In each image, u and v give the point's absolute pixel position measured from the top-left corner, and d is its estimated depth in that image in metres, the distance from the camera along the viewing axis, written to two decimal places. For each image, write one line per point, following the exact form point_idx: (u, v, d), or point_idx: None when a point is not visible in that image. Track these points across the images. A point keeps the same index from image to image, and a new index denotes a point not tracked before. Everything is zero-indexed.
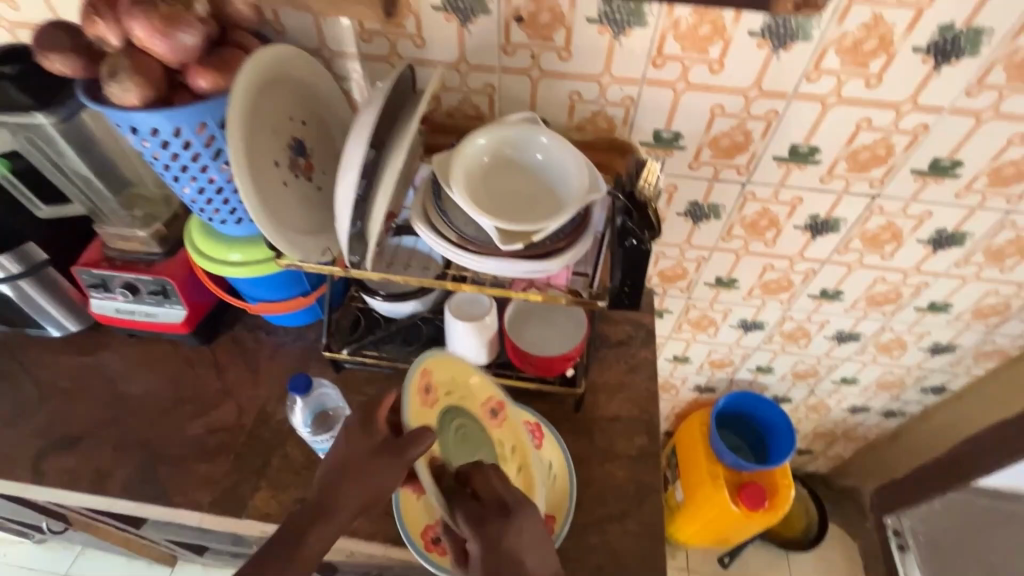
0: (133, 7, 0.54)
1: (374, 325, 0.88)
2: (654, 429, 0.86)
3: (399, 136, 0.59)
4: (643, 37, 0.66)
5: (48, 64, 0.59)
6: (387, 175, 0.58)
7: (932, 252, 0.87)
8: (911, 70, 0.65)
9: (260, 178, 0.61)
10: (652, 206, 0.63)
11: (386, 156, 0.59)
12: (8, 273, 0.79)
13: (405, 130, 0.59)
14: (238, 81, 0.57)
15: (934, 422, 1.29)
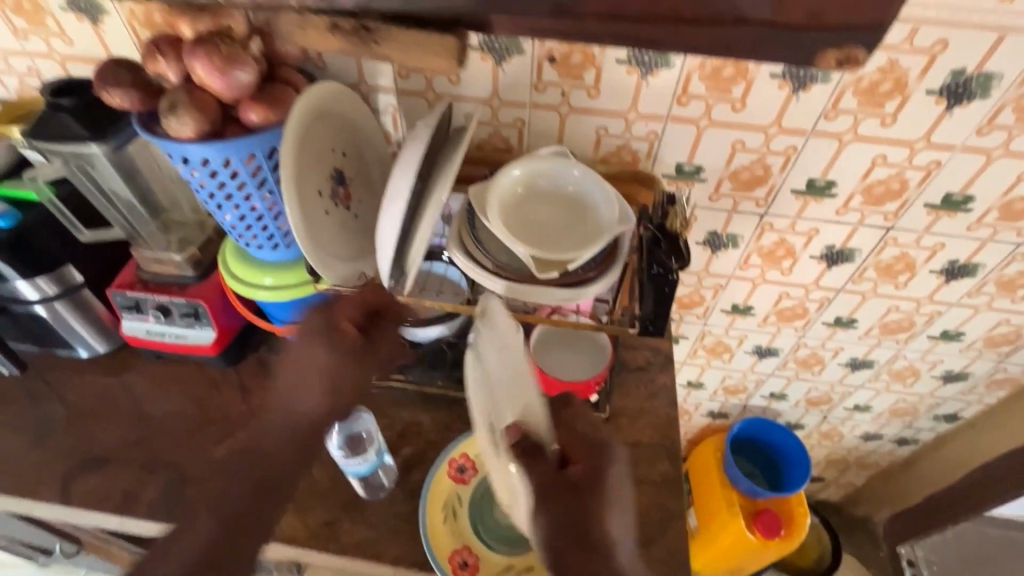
0: (195, 47, 0.57)
1: (400, 349, 0.89)
2: (676, 454, 0.86)
3: (440, 170, 0.61)
4: (670, 77, 0.69)
5: (108, 98, 0.62)
6: (430, 208, 0.61)
7: (945, 282, 0.90)
8: (924, 110, 0.68)
9: (306, 209, 0.64)
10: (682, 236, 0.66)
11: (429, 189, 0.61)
12: (44, 294, 0.81)
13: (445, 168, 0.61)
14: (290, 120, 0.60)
15: (947, 450, 1.30)
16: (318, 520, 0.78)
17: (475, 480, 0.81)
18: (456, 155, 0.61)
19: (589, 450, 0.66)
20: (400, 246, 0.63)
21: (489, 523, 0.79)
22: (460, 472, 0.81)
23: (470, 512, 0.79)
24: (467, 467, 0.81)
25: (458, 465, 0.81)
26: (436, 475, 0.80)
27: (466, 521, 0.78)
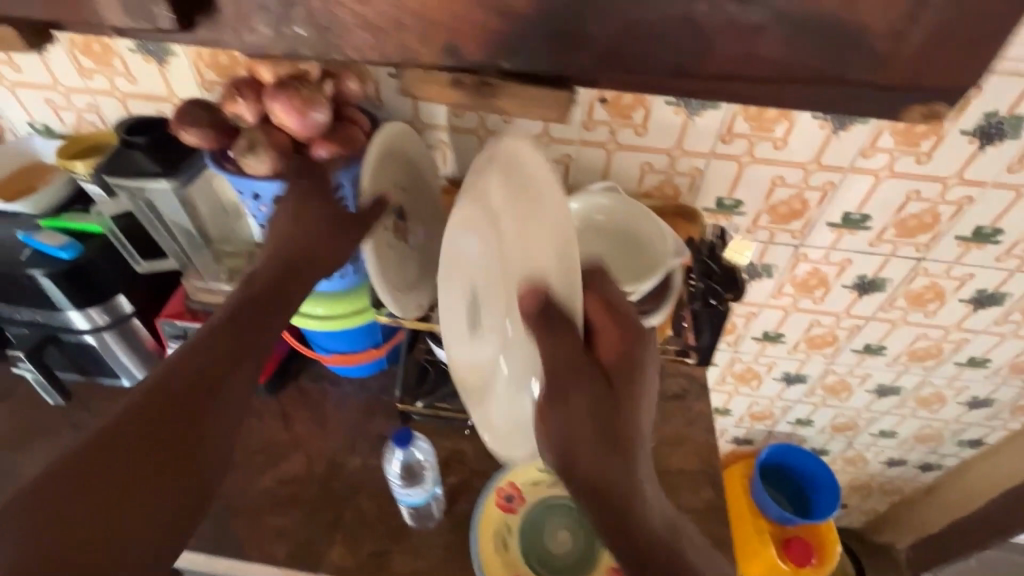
0: (276, 91, 0.60)
1: (443, 377, 0.89)
2: (718, 481, 0.87)
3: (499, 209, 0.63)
4: (715, 117, 0.73)
5: (183, 137, 0.65)
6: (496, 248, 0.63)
7: (973, 310, 0.92)
8: (957, 149, 0.72)
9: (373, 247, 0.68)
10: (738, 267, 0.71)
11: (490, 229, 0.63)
12: (95, 325, 0.83)
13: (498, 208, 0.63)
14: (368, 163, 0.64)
15: (971, 476, 1.31)
16: (367, 550, 0.78)
17: (523, 509, 0.80)
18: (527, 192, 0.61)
19: (624, 335, 0.54)
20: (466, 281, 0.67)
21: (541, 554, 0.78)
22: (508, 501, 0.80)
23: (520, 542, 0.78)
24: (515, 495, 0.81)
25: (506, 494, 0.81)
26: (485, 505, 0.79)
27: (518, 551, 0.77)
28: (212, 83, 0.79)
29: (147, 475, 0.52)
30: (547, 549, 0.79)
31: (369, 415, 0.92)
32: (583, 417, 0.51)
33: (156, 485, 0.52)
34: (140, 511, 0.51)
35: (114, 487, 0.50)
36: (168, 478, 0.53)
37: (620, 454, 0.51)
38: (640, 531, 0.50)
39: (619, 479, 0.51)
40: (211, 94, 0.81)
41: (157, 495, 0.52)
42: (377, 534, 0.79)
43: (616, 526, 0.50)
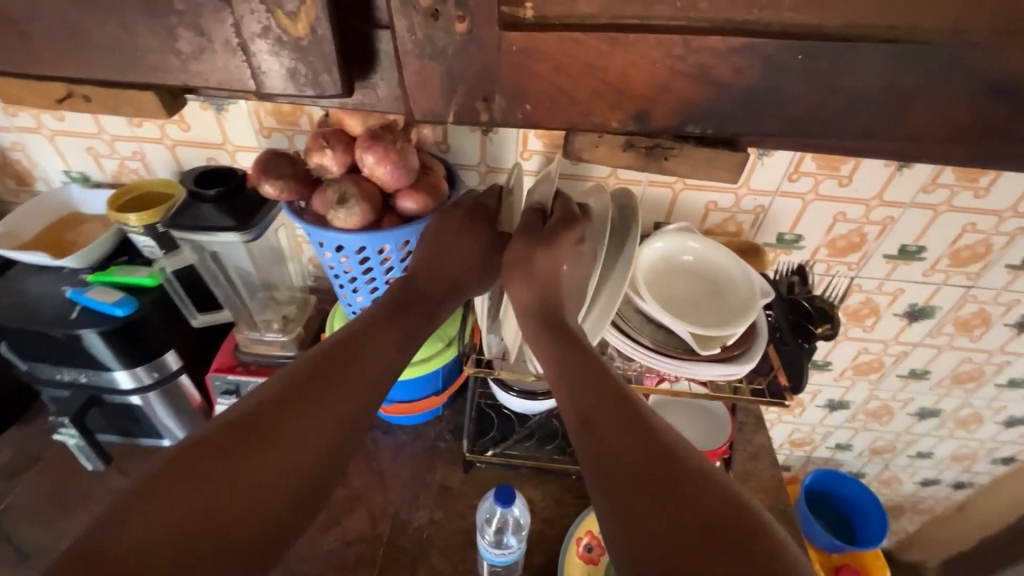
0: (370, 142, 0.58)
1: (508, 423, 0.87)
2: (791, 518, 0.86)
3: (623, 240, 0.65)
4: (783, 157, 0.74)
5: (261, 188, 0.62)
6: (620, 263, 0.64)
7: (1016, 334, 0.95)
8: (1015, 184, 0.75)
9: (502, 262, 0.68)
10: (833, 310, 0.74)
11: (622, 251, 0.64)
12: (140, 385, 0.78)
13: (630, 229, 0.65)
14: None
15: (1003, 493, 1.33)
16: None
17: (606, 558, 0.77)
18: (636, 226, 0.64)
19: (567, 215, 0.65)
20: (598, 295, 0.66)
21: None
22: (589, 551, 0.78)
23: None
24: (595, 544, 0.78)
25: (586, 544, 0.78)
26: (567, 558, 0.77)
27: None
28: (272, 130, 0.77)
29: (241, 459, 0.49)
30: None
31: (428, 464, 0.88)
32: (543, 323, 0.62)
33: (241, 467, 0.49)
34: (237, 516, 0.46)
35: (220, 486, 0.47)
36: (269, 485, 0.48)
37: (583, 357, 0.58)
38: (617, 438, 0.51)
39: (591, 387, 0.55)
40: (270, 141, 0.78)
41: (257, 507, 0.47)
42: None
43: (586, 425, 0.53)
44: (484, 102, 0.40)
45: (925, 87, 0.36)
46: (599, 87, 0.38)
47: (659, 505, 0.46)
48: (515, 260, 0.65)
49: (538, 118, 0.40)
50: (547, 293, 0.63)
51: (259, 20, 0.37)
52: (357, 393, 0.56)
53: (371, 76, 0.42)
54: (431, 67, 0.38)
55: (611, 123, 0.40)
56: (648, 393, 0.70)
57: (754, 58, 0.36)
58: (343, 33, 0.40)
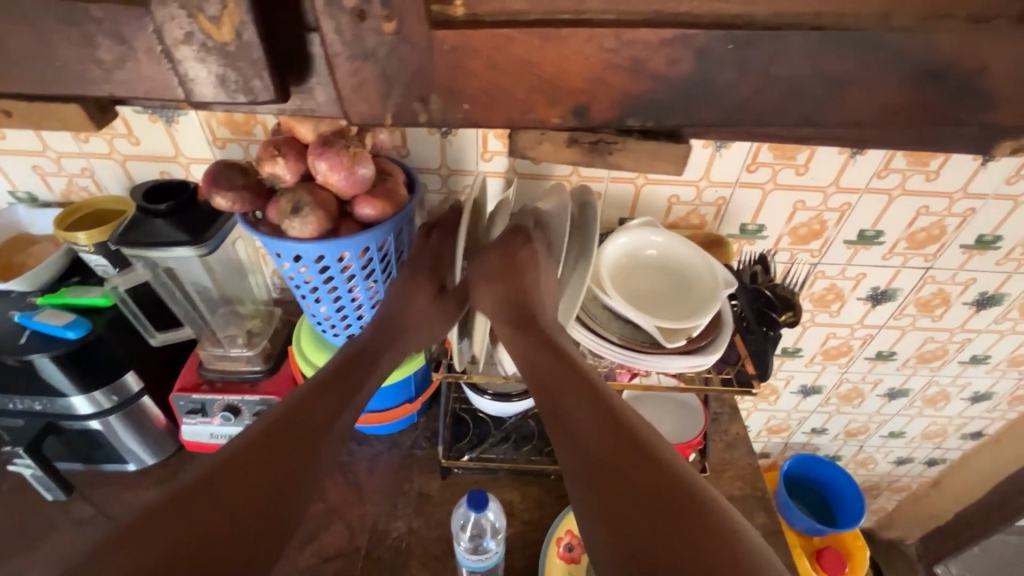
0: (323, 149, 0.57)
1: (483, 426, 0.87)
2: (769, 505, 0.87)
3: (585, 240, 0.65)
4: (741, 149, 0.75)
5: (214, 200, 0.60)
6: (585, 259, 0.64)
7: (975, 312, 0.98)
8: (963, 167, 0.77)
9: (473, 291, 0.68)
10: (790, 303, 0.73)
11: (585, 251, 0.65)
12: (99, 409, 0.75)
13: (587, 223, 0.66)
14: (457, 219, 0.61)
15: (975, 467, 1.36)
16: None
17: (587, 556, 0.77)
18: (592, 217, 0.65)
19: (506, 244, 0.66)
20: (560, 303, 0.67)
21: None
22: (569, 551, 0.77)
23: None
24: (575, 544, 0.78)
25: (567, 544, 0.78)
26: (547, 559, 0.76)
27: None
28: (226, 140, 0.75)
29: (219, 483, 0.51)
30: None
31: (405, 473, 0.87)
32: (517, 323, 0.62)
33: (219, 489, 0.51)
34: (241, 533, 0.49)
35: (222, 503, 0.50)
36: (264, 497, 0.51)
37: (554, 354, 0.58)
38: (589, 434, 0.52)
39: (567, 386, 0.56)
40: (224, 152, 0.77)
41: (258, 516, 0.50)
42: None
43: (562, 426, 0.54)
44: (421, 102, 0.39)
45: (858, 73, 0.36)
46: (537, 83, 0.38)
47: (630, 498, 0.47)
48: (480, 276, 0.67)
49: (481, 115, 0.39)
50: (516, 296, 0.63)
51: (181, 26, 0.36)
52: (331, 415, 0.58)
53: (308, 81, 0.42)
54: (363, 68, 0.37)
55: (550, 120, 0.40)
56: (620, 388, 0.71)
57: (688, 49, 0.36)
58: (275, 36, 0.39)
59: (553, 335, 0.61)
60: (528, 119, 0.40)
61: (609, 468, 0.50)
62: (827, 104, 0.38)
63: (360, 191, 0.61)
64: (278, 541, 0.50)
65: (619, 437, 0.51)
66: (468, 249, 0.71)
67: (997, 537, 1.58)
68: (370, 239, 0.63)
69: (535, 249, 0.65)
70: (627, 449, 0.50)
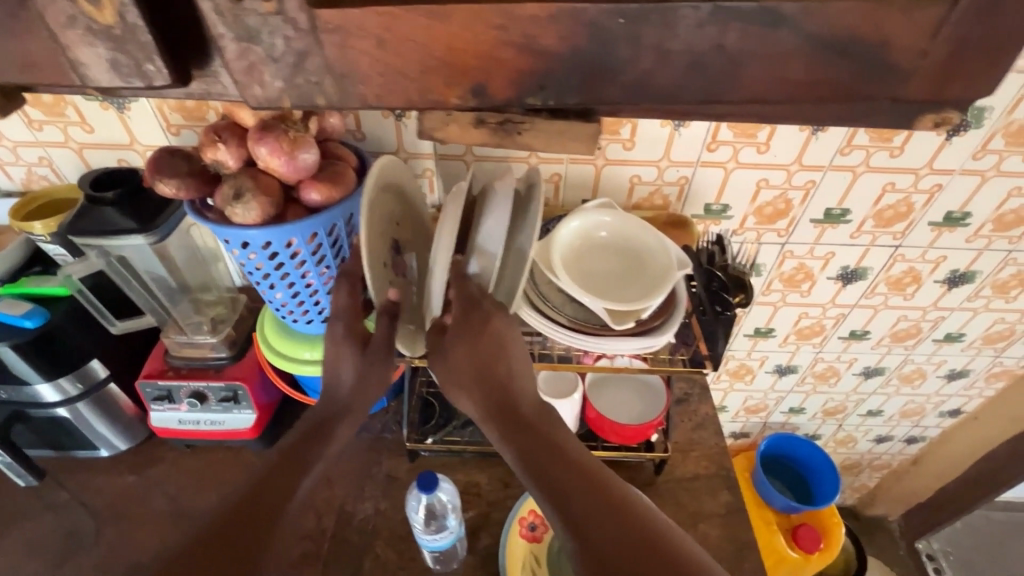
0: (261, 133, 0.57)
1: (449, 409, 0.88)
2: (734, 484, 0.87)
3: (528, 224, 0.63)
4: (699, 128, 0.74)
5: (159, 187, 0.60)
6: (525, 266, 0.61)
7: (947, 290, 0.97)
8: (927, 142, 0.75)
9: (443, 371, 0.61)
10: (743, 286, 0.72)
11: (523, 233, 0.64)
12: (66, 396, 0.76)
13: (532, 220, 0.63)
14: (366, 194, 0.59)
15: (954, 444, 1.37)
16: None
17: (549, 535, 0.78)
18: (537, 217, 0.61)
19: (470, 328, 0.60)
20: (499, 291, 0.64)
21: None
22: (531, 530, 0.78)
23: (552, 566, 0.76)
24: (538, 522, 0.79)
25: (529, 522, 0.79)
26: (509, 538, 0.77)
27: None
28: (180, 126, 0.75)
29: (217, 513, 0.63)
30: None
31: (374, 456, 0.88)
32: (496, 408, 0.60)
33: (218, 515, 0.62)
34: (237, 539, 0.59)
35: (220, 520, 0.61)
36: (251, 506, 0.62)
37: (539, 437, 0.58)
38: (590, 514, 0.51)
39: (557, 469, 0.55)
40: (179, 138, 0.76)
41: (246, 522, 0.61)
42: None
43: (562, 510, 0.52)
44: (314, 80, 0.40)
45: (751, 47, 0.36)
46: (428, 61, 0.38)
47: None
48: (447, 368, 0.61)
49: (380, 93, 0.40)
50: (489, 383, 0.60)
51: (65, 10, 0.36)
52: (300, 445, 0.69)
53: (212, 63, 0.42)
54: (250, 50, 0.38)
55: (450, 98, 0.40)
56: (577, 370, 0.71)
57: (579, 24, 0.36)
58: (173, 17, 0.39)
59: (543, 425, 0.59)
60: (425, 94, 0.40)
61: (630, 562, 0.47)
62: (727, 78, 0.38)
63: (303, 175, 0.60)
64: (262, 534, 0.60)
65: (632, 529, 0.49)
66: (411, 228, 0.73)
67: (979, 512, 1.59)
68: (317, 223, 0.62)
69: (497, 327, 0.60)
70: (642, 537, 0.49)
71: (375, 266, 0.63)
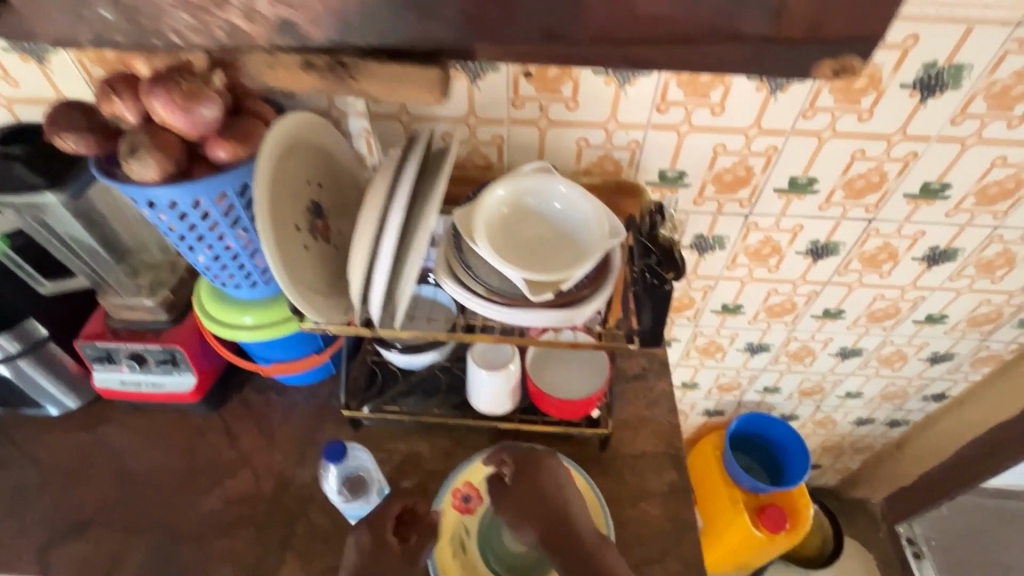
0: (153, 85, 0.54)
1: (391, 379, 0.85)
2: (681, 462, 0.85)
3: (433, 196, 0.56)
4: (647, 85, 0.68)
5: (60, 143, 0.58)
6: (421, 235, 0.56)
7: (927, 268, 0.91)
8: (899, 104, 0.68)
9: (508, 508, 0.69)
10: (676, 249, 0.65)
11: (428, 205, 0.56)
12: (6, 353, 0.76)
13: (435, 182, 0.57)
14: (260, 159, 0.56)
15: (938, 429, 1.32)
16: (320, 565, 0.74)
17: (482, 508, 0.78)
18: (440, 184, 0.56)
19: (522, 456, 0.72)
20: (398, 269, 0.57)
21: (502, 552, 0.76)
22: (465, 501, 0.78)
23: (482, 538, 0.76)
24: (472, 495, 0.78)
25: (464, 494, 0.78)
26: (441, 508, 0.77)
27: (478, 552, 0.75)
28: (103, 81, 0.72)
29: None
30: (513, 541, 0.76)
31: (317, 423, 0.87)
32: (556, 542, 0.65)
33: None
34: None
35: None
36: None
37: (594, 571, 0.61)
38: None
39: None
40: None
41: None
42: (331, 548, 0.76)
43: None
44: (101, 12, 0.45)
45: None
46: None
47: None
48: (506, 498, 0.70)
49: None
50: (547, 521, 0.66)
51: None
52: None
53: None
54: None
55: None
56: (524, 343, 0.69)
57: None
58: None
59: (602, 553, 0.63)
60: (225, 15, 0.44)
61: None
62: None
63: (207, 130, 0.57)
64: None
65: None
66: (335, 190, 0.70)
67: (963, 498, 1.55)
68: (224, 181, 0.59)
69: (547, 461, 0.71)
70: None
71: (280, 232, 0.60)
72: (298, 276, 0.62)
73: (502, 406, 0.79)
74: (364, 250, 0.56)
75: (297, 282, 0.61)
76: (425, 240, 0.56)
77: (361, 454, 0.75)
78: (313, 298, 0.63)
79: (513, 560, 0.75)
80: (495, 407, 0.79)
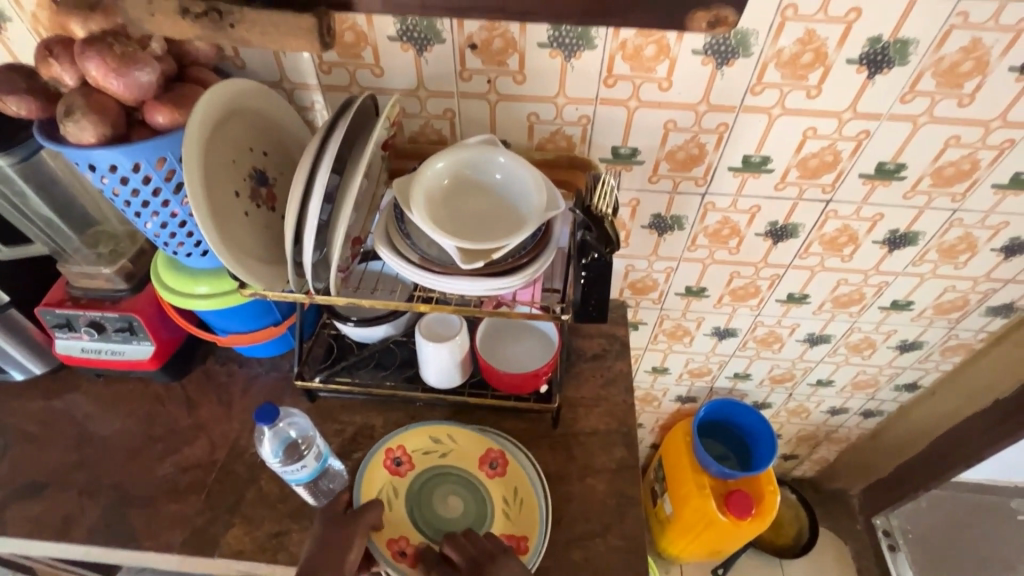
0: (87, 48, 0.55)
1: (347, 351, 0.87)
2: (632, 442, 0.85)
3: (361, 162, 0.58)
4: (593, 59, 0.68)
5: (3, 107, 0.59)
6: (347, 199, 0.58)
7: (889, 253, 0.90)
8: (847, 80, 0.68)
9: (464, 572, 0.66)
10: (608, 221, 0.64)
11: (356, 172, 0.58)
12: None
13: (365, 150, 0.59)
14: (193, 123, 0.58)
15: (910, 420, 1.31)
16: (267, 531, 0.76)
17: (413, 474, 0.79)
18: (368, 150, 0.58)
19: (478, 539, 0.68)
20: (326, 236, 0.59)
21: (429, 516, 0.77)
22: (396, 465, 0.79)
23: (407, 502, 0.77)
24: (404, 460, 0.79)
25: (396, 457, 0.79)
26: (371, 467, 0.78)
27: (404, 511, 0.76)
28: None
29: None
30: (441, 508, 0.77)
31: (274, 395, 0.89)
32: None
33: None
34: None
35: None
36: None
37: None
38: None
39: None
40: None
41: None
42: (278, 515, 0.77)
43: None
44: None
45: None
46: None
47: None
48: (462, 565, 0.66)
49: None
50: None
51: None
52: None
53: None
54: None
55: None
56: (474, 315, 0.69)
57: None
58: None
59: None
60: None
61: None
62: None
63: (142, 93, 0.58)
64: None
65: None
66: (282, 159, 0.71)
67: (941, 492, 1.54)
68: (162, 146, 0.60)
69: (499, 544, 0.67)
70: None
71: (217, 197, 0.61)
72: (238, 242, 0.63)
73: (453, 377, 0.80)
74: (293, 215, 0.57)
75: (235, 247, 0.62)
76: (351, 203, 0.58)
77: (300, 421, 0.76)
78: (252, 263, 0.64)
79: (438, 524, 0.76)
80: (445, 379, 0.80)
